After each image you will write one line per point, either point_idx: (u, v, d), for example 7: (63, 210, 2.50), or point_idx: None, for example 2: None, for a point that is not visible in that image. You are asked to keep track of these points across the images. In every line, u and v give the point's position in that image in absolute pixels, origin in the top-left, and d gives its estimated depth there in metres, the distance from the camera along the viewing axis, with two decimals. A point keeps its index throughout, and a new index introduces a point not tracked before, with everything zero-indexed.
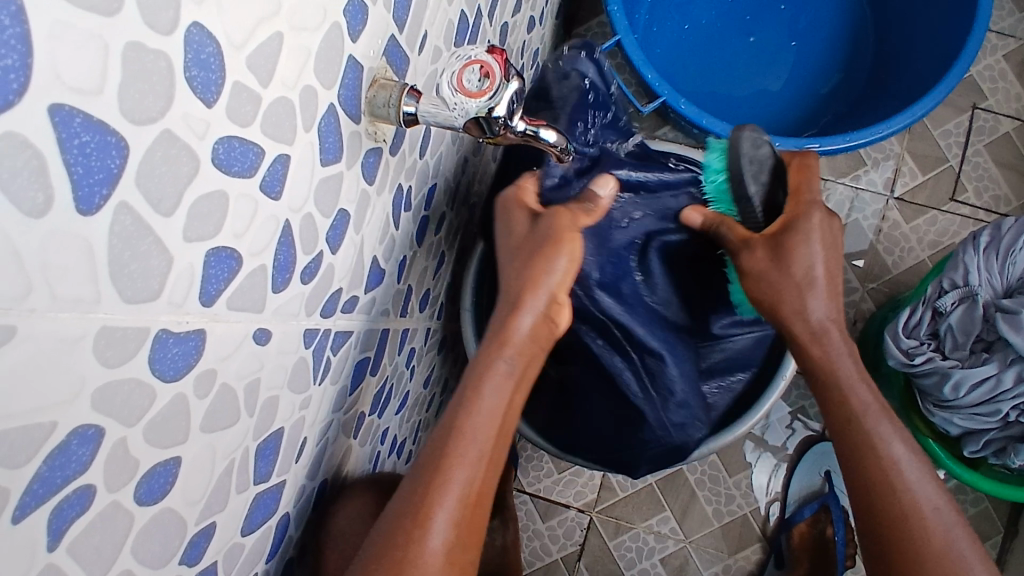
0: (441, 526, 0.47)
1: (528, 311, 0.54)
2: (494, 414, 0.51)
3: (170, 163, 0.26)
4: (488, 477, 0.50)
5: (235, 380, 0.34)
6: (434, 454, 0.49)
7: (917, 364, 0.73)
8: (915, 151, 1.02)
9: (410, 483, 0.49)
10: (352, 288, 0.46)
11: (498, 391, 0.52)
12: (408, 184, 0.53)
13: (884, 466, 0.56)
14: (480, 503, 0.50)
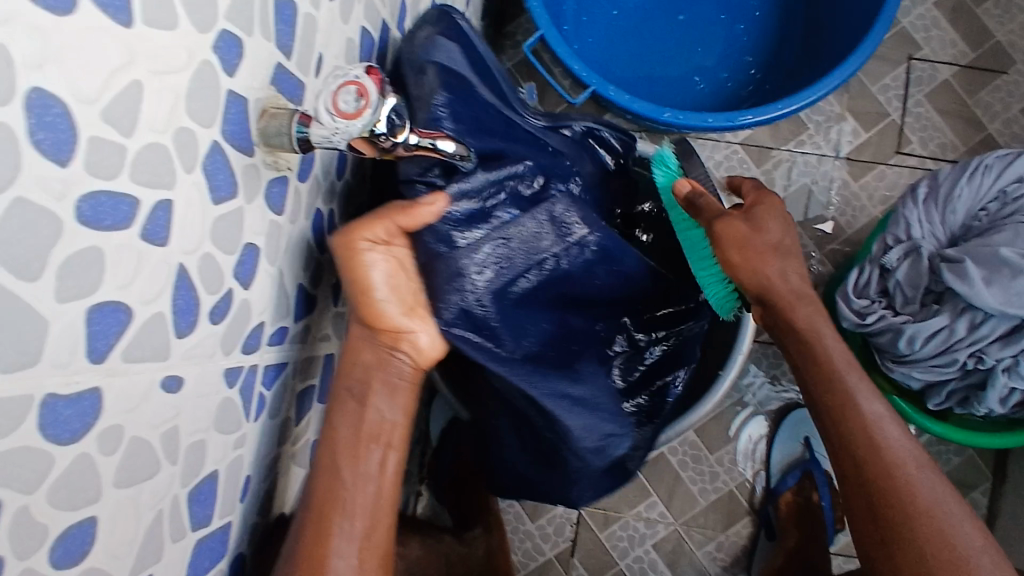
0: (341, 562, 0.49)
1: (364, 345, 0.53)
2: (354, 450, 0.52)
3: (29, 229, 0.25)
4: (377, 518, 0.51)
5: (149, 431, 0.34)
6: (314, 507, 0.50)
7: (870, 324, 0.74)
8: (857, 109, 1.02)
9: (293, 537, 0.50)
10: (278, 319, 0.46)
11: (353, 427, 0.52)
12: (329, 206, 0.52)
13: (864, 427, 0.57)
14: (380, 527, 0.52)
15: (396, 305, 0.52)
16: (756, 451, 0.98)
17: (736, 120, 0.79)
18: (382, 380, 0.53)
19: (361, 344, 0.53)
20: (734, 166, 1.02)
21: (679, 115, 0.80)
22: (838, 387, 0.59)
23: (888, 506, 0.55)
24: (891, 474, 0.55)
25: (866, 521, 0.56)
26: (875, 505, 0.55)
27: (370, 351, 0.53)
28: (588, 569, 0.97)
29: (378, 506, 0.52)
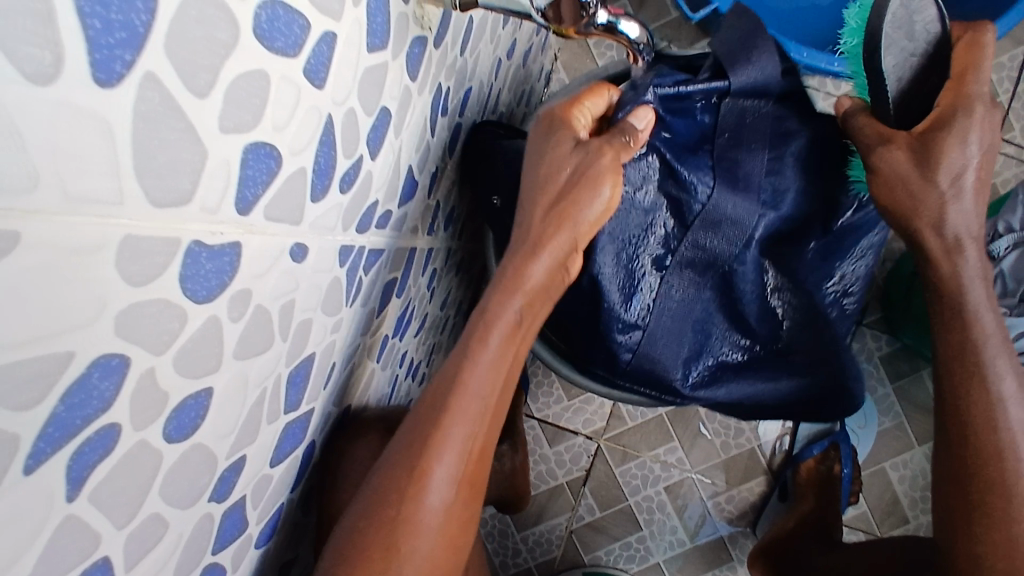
0: (438, 487, 0.45)
1: (547, 253, 0.49)
2: (495, 364, 0.47)
3: (206, 27, 0.20)
4: (486, 431, 0.48)
5: (269, 302, 0.30)
6: (424, 418, 0.46)
7: None
8: None
9: (401, 442, 0.46)
10: (387, 201, 0.41)
11: (506, 337, 0.48)
12: (448, 85, 0.46)
13: (989, 412, 0.52)
14: (477, 451, 0.47)
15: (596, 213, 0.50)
16: None
17: None
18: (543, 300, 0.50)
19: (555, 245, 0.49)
20: None
21: (805, 55, 0.74)
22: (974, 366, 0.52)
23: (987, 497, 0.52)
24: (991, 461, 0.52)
25: (958, 499, 0.54)
26: (969, 485, 0.53)
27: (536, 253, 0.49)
28: (596, 500, 0.97)
29: (486, 433, 0.48)
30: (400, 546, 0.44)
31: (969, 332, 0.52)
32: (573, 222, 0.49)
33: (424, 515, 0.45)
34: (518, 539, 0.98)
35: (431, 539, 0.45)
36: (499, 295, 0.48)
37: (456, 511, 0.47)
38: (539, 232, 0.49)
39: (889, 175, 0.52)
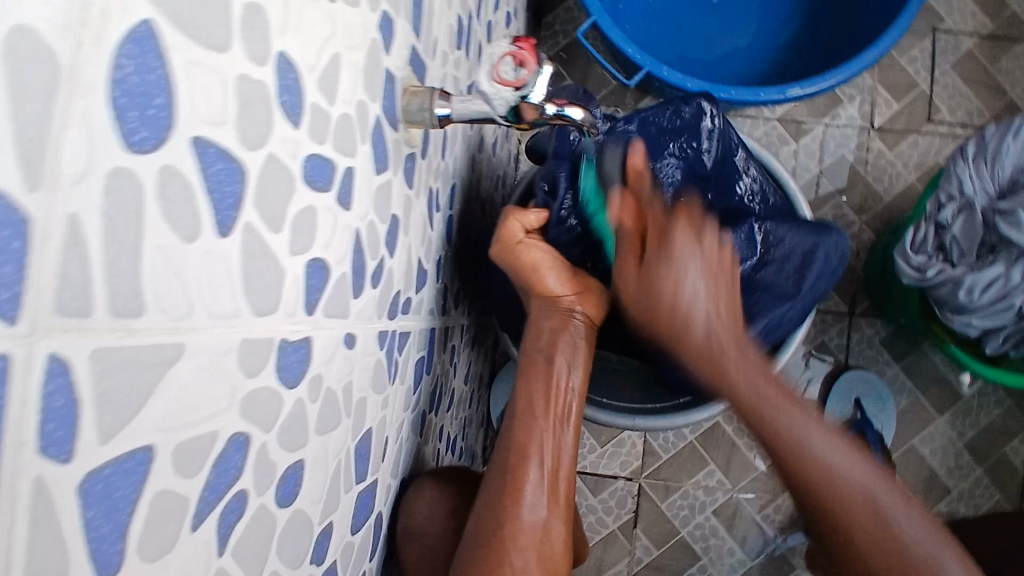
0: (529, 506, 0.53)
1: (557, 309, 0.59)
2: (546, 399, 0.57)
3: (275, 184, 0.27)
4: (563, 454, 0.55)
5: (335, 384, 0.36)
6: (511, 450, 0.55)
7: (930, 278, 0.74)
8: (887, 81, 1.03)
9: (495, 473, 0.54)
10: (407, 289, 0.48)
11: (548, 377, 0.57)
12: (436, 186, 0.55)
13: (881, 532, 0.51)
14: (560, 474, 0.55)
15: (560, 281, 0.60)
16: None
17: (787, 92, 0.82)
18: (567, 340, 0.59)
19: (539, 313, 0.60)
20: (772, 140, 1.03)
21: (732, 91, 0.83)
22: (877, 523, 0.51)
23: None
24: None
25: None
26: None
27: (551, 318, 0.59)
28: (651, 539, 1.00)
29: (566, 456, 0.55)
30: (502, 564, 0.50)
31: (830, 501, 0.52)
32: (548, 272, 0.59)
33: (523, 529, 0.52)
34: None
35: (532, 554, 0.51)
36: (530, 348, 0.59)
37: (550, 533, 0.53)
38: (538, 305, 0.60)
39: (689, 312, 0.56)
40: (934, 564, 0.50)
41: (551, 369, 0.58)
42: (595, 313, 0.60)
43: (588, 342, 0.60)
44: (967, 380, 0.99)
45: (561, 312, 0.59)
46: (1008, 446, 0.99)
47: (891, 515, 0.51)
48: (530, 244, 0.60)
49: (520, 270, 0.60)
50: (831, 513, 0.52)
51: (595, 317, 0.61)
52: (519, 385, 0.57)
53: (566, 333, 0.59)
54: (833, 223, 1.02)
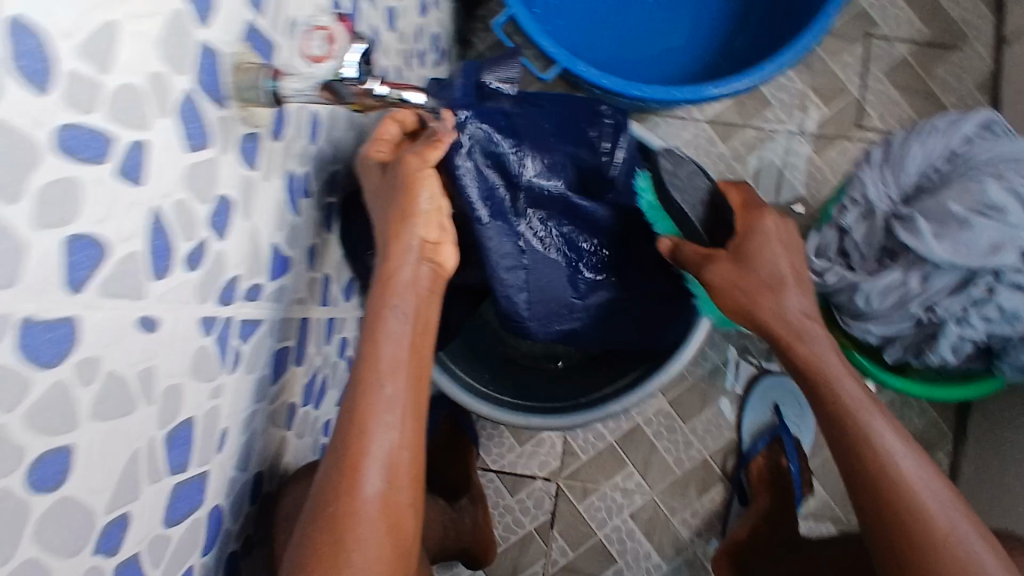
0: (373, 475, 0.51)
1: (409, 258, 0.57)
2: (396, 360, 0.54)
3: (7, 150, 0.26)
4: (409, 413, 0.54)
5: (123, 368, 0.35)
6: (352, 413, 0.52)
7: (829, 282, 0.74)
8: (818, 86, 1.03)
9: (336, 441, 0.52)
10: (251, 275, 0.47)
11: (394, 340, 0.55)
12: (303, 170, 0.53)
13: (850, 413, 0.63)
14: (412, 424, 0.54)
15: (423, 228, 0.58)
16: (727, 419, 1.00)
17: (701, 93, 0.81)
18: (413, 289, 0.57)
19: (392, 261, 0.57)
20: (701, 142, 1.03)
21: (647, 90, 0.82)
22: (864, 441, 0.62)
23: (943, 545, 0.59)
24: (943, 532, 0.59)
25: (871, 502, 0.62)
26: (873, 495, 0.61)
27: (406, 265, 0.57)
28: (567, 540, 0.99)
29: (413, 410, 0.54)
30: (346, 538, 0.49)
31: (837, 402, 0.63)
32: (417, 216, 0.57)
33: (367, 503, 0.50)
34: None
35: (372, 526, 0.50)
36: (381, 305, 0.56)
37: (400, 482, 0.52)
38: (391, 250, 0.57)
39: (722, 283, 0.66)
40: (869, 440, 0.62)
41: (400, 325, 0.56)
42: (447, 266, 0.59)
43: (432, 294, 0.59)
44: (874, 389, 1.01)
45: (415, 264, 0.57)
46: None
47: (871, 424, 0.62)
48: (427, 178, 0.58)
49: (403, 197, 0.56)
50: (844, 415, 0.63)
51: (446, 267, 0.60)
52: (364, 350, 0.54)
53: (412, 281, 0.57)
54: None
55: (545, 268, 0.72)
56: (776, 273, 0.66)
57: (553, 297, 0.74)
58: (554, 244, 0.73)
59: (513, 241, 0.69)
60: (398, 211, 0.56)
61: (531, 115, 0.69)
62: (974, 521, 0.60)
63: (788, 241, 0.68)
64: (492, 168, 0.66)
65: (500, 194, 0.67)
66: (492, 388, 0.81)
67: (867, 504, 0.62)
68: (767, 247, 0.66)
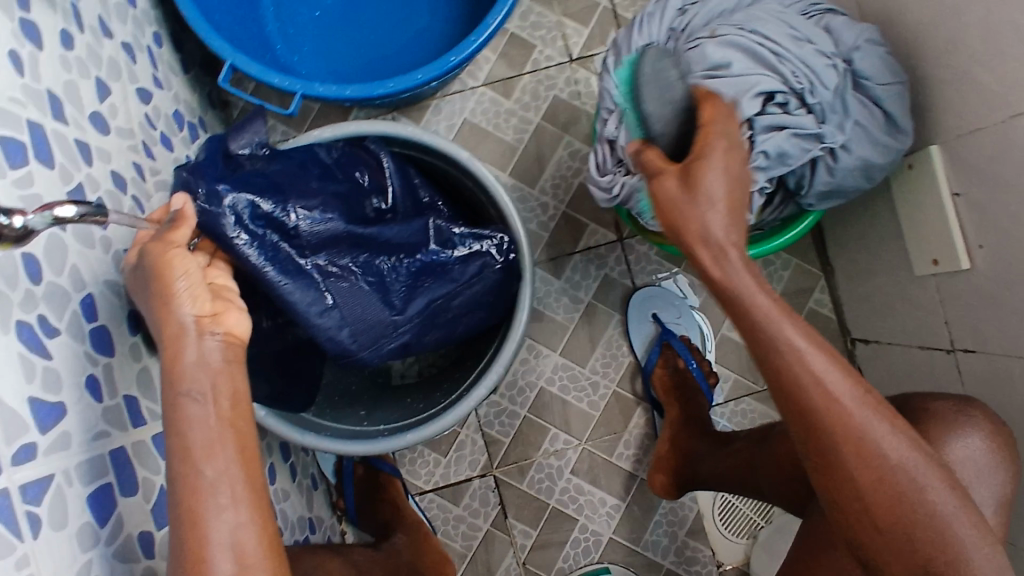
0: (220, 563, 0.48)
1: (191, 336, 0.53)
2: (209, 442, 0.51)
3: None
4: (241, 488, 0.50)
5: None
6: (183, 513, 0.49)
7: (618, 195, 0.75)
8: (569, 11, 1.06)
9: (176, 545, 0.49)
10: (13, 438, 0.46)
11: (203, 421, 0.51)
12: (41, 311, 0.51)
13: (756, 323, 0.56)
14: (247, 499, 0.50)
15: (195, 306, 0.54)
16: (620, 347, 1.02)
17: (443, 66, 0.82)
18: (205, 365, 0.53)
19: (174, 348, 0.53)
20: (488, 107, 1.04)
21: (391, 84, 0.82)
22: (772, 347, 0.56)
23: (844, 425, 0.56)
24: (843, 412, 0.56)
25: (792, 409, 0.57)
26: (795, 403, 0.57)
27: (190, 345, 0.53)
28: (526, 521, 1.00)
29: (245, 486, 0.51)
30: None
31: (750, 311, 0.57)
32: (182, 294, 0.54)
33: None
34: None
35: None
36: (176, 396, 0.52)
37: (252, 561, 0.49)
38: (170, 334, 0.53)
39: (669, 206, 0.59)
40: (787, 348, 0.56)
41: (207, 406, 0.52)
42: (240, 332, 0.56)
43: (231, 365, 0.55)
44: None
45: (200, 341, 0.54)
46: (810, 300, 1.07)
47: (781, 329, 0.56)
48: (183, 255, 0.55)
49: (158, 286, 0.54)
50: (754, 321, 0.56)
51: (239, 333, 0.56)
52: (172, 445, 0.50)
53: (202, 358, 0.53)
54: (571, 161, 1.04)
55: (355, 297, 0.69)
56: (714, 213, 0.57)
57: (376, 321, 0.71)
58: (357, 272, 0.69)
59: (312, 287, 0.66)
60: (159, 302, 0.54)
61: (290, 166, 0.69)
62: (870, 398, 0.57)
63: (732, 154, 0.59)
64: (262, 225, 0.63)
65: (281, 244, 0.64)
66: (366, 419, 0.78)
67: (789, 411, 0.58)
68: (711, 170, 0.57)
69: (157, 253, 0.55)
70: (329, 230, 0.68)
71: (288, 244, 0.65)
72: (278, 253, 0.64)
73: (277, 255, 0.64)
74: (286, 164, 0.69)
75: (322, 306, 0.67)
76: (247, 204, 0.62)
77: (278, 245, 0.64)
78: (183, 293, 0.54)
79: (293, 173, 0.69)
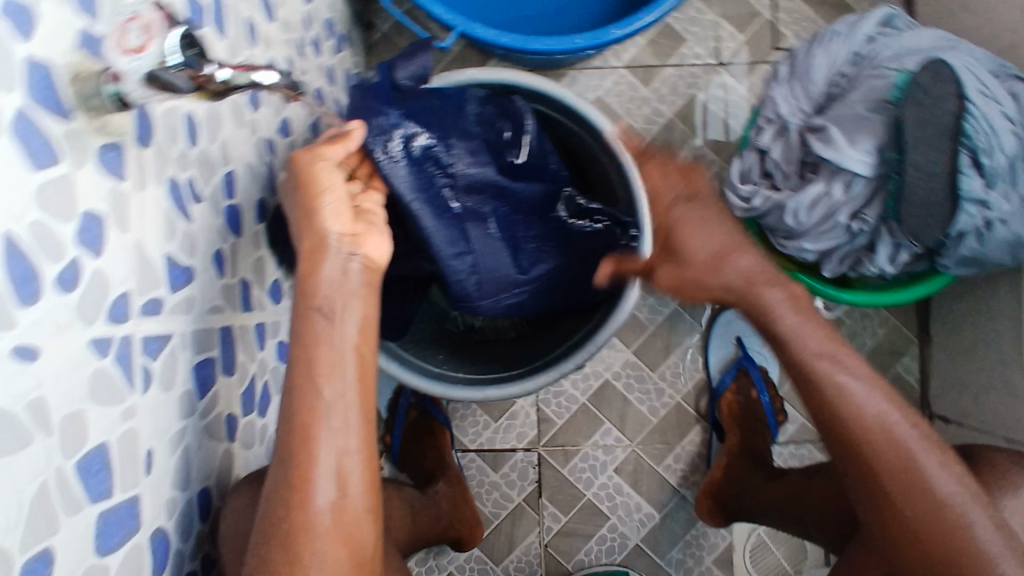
0: (323, 486, 0.49)
1: (330, 256, 0.53)
2: (340, 356, 0.52)
3: None
4: (354, 420, 0.51)
5: (7, 403, 0.34)
6: (294, 428, 0.49)
7: (756, 206, 0.76)
8: (729, 14, 1.02)
9: (278, 457, 0.49)
10: (148, 290, 0.45)
11: (331, 342, 0.52)
12: (188, 176, 0.51)
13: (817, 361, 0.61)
14: (357, 428, 0.51)
15: (341, 224, 0.54)
16: (696, 362, 1.00)
17: (604, 36, 0.80)
18: (342, 289, 0.53)
19: (315, 263, 0.53)
20: (623, 90, 1.02)
21: (549, 42, 0.80)
22: (830, 382, 0.60)
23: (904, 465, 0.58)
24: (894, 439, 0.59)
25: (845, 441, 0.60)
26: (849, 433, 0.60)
27: (329, 263, 0.53)
28: (557, 506, 0.99)
29: (358, 414, 0.51)
30: (299, 554, 0.48)
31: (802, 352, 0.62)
32: (327, 210, 0.54)
33: (318, 513, 0.48)
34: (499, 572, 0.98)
35: (327, 539, 0.48)
36: (307, 309, 0.52)
37: (352, 490, 0.50)
38: (311, 246, 0.53)
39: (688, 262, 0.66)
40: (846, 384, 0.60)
41: (334, 327, 0.52)
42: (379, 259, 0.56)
43: (367, 289, 0.55)
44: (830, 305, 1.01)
45: (342, 261, 0.54)
46: (898, 363, 1.02)
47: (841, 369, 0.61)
48: (331, 169, 0.55)
49: (307, 198, 0.54)
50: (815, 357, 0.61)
51: (377, 259, 0.55)
52: (298, 357, 0.51)
53: (340, 280, 0.53)
54: (693, 165, 1.01)
55: (483, 245, 0.71)
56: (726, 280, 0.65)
57: (501, 272, 0.73)
58: (494, 223, 0.72)
59: (455, 227, 0.69)
60: (303, 214, 0.54)
61: (447, 104, 0.69)
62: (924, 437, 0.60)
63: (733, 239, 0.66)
64: (418, 157, 0.66)
65: (438, 180, 0.68)
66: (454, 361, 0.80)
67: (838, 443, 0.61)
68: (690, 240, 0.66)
69: (305, 163, 0.55)
70: (476, 177, 0.70)
71: (442, 182, 0.68)
72: (426, 188, 0.66)
73: (426, 189, 0.66)
74: (445, 101, 0.69)
75: (459, 248, 0.69)
76: (409, 136, 0.65)
77: (426, 182, 0.67)
78: (331, 211, 0.54)
79: (446, 108, 0.70)
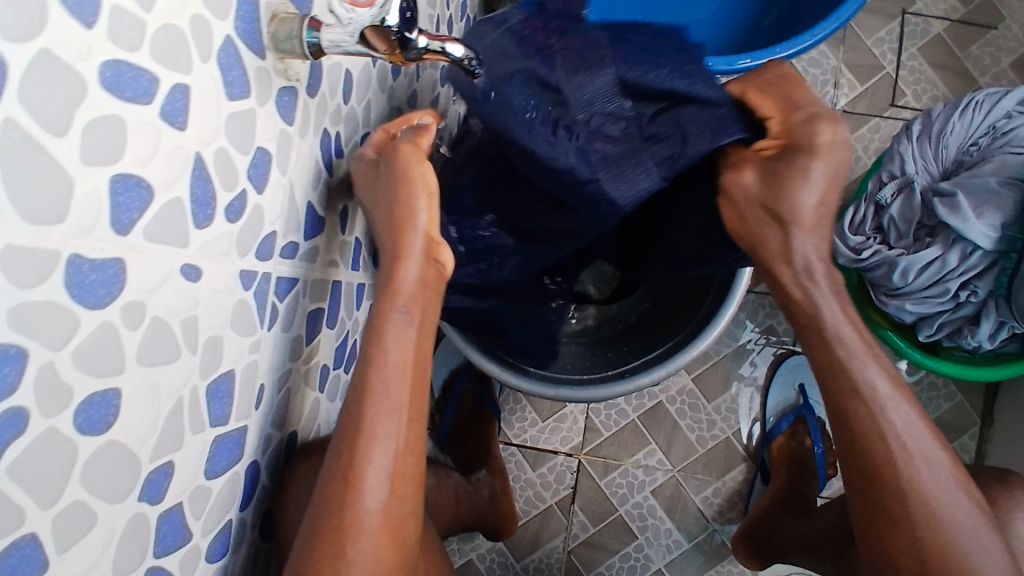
0: (374, 488, 0.48)
1: (410, 259, 0.52)
2: (402, 365, 0.51)
3: (55, 83, 0.26)
4: (411, 425, 0.51)
5: (168, 315, 0.35)
6: (353, 427, 0.49)
7: (865, 259, 0.76)
8: (851, 62, 1.01)
9: (333, 450, 0.49)
10: (289, 233, 0.46)
11: (402, 341, 0.51)
12: (336, 130, 0.52)
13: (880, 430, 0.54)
14: (414, 434, 0.51)
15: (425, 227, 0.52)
16: (752, 402, 0.99)
17: (735, 64, 0.79)
18: (416, 293, 0.52)
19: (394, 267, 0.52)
20: None
21: None
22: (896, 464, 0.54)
23: None
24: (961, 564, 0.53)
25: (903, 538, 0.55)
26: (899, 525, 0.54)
27: (408, 267, 0.52)
28: (588, 516, 0.99)
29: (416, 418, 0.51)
30: (347, 550, 0.47)
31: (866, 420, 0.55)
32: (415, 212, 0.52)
33: (366, 514, 0.48)
34: (519, 569, 0.99)
35: (372, 540, 0.48)
36: (386, 307, 0.52)
37: (403, 492, 0.50)
38: (394, 247, 0.52)
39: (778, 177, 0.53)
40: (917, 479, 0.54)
41: (397, 330, 0.51)
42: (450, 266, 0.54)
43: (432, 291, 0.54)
44: (907, 368, 0.99)
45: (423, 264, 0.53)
46: (957, 441, 1.00)
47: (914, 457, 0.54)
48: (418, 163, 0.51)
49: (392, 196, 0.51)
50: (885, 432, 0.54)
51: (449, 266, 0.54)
52: (367, 353, 0.51)
53: (415, 284, 0.52)
54: None
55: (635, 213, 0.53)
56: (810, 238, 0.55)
57: None
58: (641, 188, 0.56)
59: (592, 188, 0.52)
60: (387, 212, 0.51)
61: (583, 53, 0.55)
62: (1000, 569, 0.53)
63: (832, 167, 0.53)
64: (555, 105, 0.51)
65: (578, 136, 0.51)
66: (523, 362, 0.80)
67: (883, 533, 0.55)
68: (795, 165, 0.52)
69: (406, 157, 0.51)
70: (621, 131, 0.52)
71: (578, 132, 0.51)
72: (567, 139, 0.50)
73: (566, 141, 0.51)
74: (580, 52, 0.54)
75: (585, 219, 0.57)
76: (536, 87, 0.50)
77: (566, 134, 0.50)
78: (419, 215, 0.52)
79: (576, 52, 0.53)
